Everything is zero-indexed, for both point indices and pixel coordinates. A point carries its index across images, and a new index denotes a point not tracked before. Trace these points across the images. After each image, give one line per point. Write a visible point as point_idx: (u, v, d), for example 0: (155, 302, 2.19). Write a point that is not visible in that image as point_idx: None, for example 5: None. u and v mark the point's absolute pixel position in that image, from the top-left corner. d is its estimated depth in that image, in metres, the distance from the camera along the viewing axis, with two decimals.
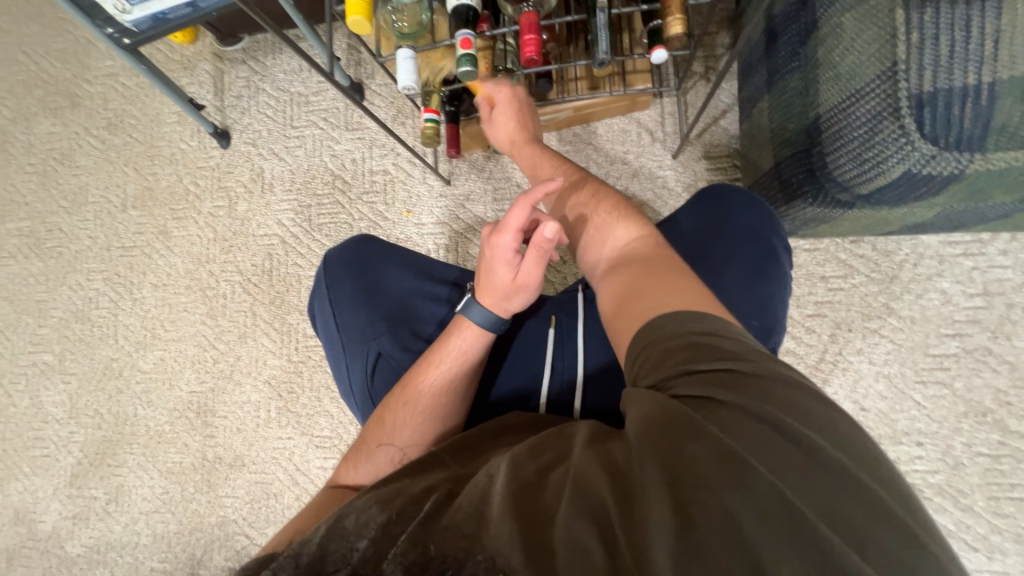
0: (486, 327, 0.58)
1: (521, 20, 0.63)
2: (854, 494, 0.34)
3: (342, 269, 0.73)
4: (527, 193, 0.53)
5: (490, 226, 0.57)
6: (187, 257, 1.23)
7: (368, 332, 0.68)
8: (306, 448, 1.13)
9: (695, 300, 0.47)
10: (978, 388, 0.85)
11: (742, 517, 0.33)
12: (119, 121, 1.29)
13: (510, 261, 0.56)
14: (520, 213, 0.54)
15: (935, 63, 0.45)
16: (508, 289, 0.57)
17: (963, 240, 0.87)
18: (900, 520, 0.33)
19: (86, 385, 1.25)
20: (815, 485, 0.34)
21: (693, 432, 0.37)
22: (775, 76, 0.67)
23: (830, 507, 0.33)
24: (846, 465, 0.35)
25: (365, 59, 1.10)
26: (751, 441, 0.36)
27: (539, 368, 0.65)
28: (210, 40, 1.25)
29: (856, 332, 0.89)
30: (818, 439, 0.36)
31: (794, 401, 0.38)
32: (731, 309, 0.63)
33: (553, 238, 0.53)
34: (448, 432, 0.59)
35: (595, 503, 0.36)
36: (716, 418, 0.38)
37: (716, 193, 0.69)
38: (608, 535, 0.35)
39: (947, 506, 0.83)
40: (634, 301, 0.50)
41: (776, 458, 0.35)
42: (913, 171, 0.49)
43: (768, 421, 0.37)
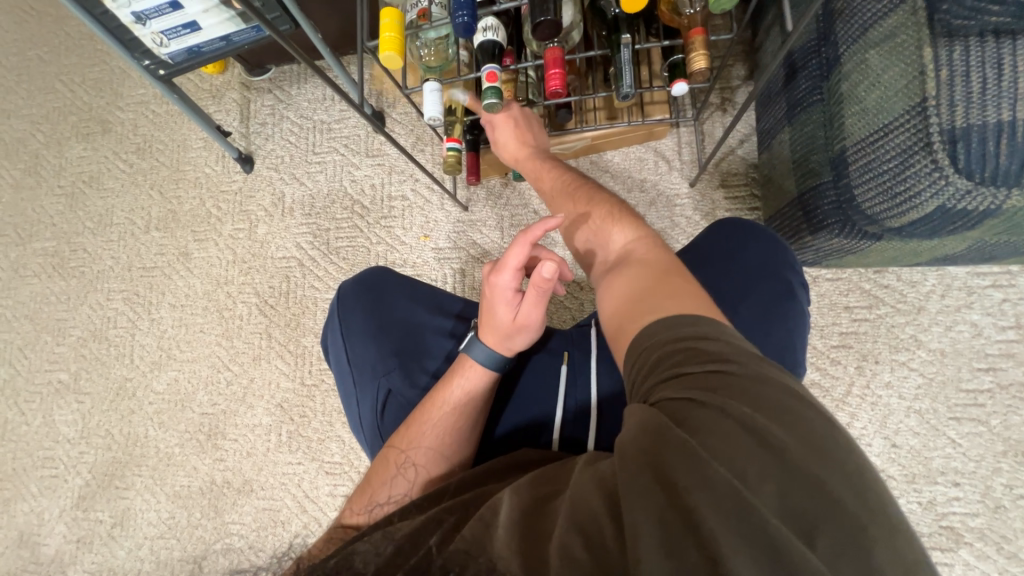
0: (489, 366, 0.58)
1: (546, 55, 0.65)
2: (821, 498, 0.31)
3: (354, 301, 0.73)
4: (527, 231, 0.52)
5: (490, 264, 0.56)
6: (205, 278, 1.25)
7: (379, 368, 0.68)
8: (316, 474, 1.11)
9: (681, 304, 0.45)
10: (1016, 426, 0.81)
11: (707, 521, 0.31)
12: (148, 146, 1.33)
13: (509, 300, 0.55)
14: (519, 251, 0.53)
15: (967, 99, 0.45)
16: (509, 329, 0.56)
17: (991, 271, 0.85)
18: (869, 527, 0.31)
19: (99, 405, 1.25)
20: (787, 491, 0.32)
21: (666, 437, 0.35)
22: (795, 109, 0.68)
23: (799, 512, 0.31)
24: (817, 469, 0.32)
25: (387, 89, 1.14)
26: (725, 445, 0.34)
27: (552, 402, 0.63)
28: (238, 70, 1.30)
29: (884, 364, 0.86)
30: (792, 442, 0.33)
31: (771, 402, 0.36)
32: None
33: (552, 278, 0.51)
34: (457, 467, 0.57)
35: (588, 517, 0.35)
36: (692, 420, 0.35)
37: (729, 226, 0.69)
38: (597, 548, 0.33)
39: (990, 553, 0.79)
40: (628, 309, 0.49)
41: (750, 461, 0.33)
42: (948, 206, 0.49)
43: (744, 423, 0.34)
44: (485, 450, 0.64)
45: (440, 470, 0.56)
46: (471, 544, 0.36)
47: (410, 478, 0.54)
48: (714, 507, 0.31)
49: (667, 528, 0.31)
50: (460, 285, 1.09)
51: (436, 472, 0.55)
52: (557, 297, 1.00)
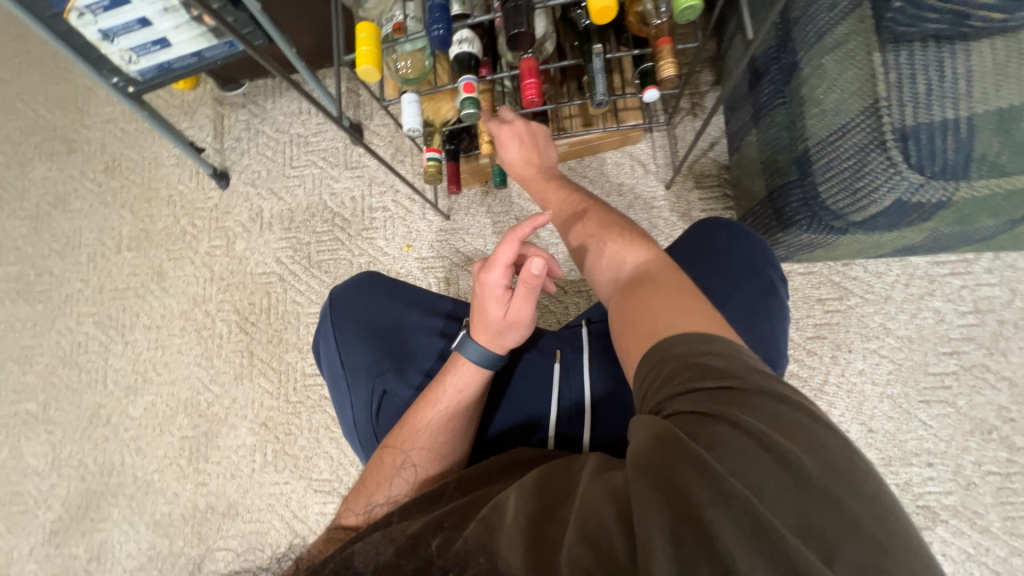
0: (481, 364, 0.58)
1: (521, 66, 0.66)
2: (839, 518, 0.33)
3: (348, 304, 0.73)
4: (516, 229, 0.53)
5: (479, 262, 0.56)
6: (182, 297, 1.22)
7: (373, 370, 0.68)
8: (304, 493, 1.08)
9: (688, 319, 0.47)
10: (981, 405, 0.86)
11: (721, 534, 0.32)
12: (117, 164, 1.30)
13: (499, 297, 0.55)
14: (509, 248, 0.54)
15: (915, 99, 0.48)
16: (500, 326, 0.57)
17: (950, 260, 0.89)
18: (888, 547, 0.32)
19: (71, 434, 1.20)
20: (799, 504, 0.33)
21: (680, 449, 0.36)
22: (760, 112, 0.71)
23: (816, 528, 0.32)
24: (830, 484, 0.34)
25: (364, 101, 1.14)
26: (739, 459, 0.35)
27: (545, 402, 0.64)
28: (210, 86, 1.28)
29: (857, 352, 0.90)
30: (805, 459, 0.35)
31: (781, 419, 0.37)
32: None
33: (540, 274, 0.52)
34: (452, 467, 0.57)
35: (597, 529, 0.35)
36: (706, 435, 0.37)
37: (713, 226, 0.72)
38: (607, 556, 0.34)
39: (965, 529, 0.82)
40: (639, 325, 0.50)
41: (766, 479, 0.34)
42: (904, 199, 0.52)
43: (757, 438, 0.36)
44: (478, 452, 0.64)
45: (438, 470, 0.56)
46: (473, 544, 0.38)
47: (409, 480, 0.54)
48: (729, 519, 0.32)
49: (681, 539, 0.32)
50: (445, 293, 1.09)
51: (431, 473, 0.55)
52: (542, 301, 1.02)
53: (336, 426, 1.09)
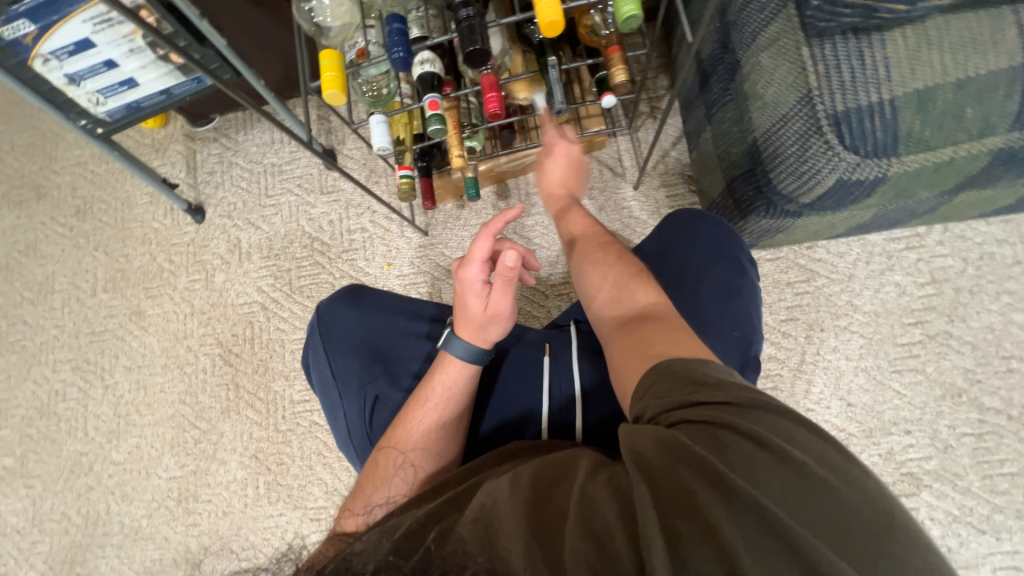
0: (469, 360, 0.59)
1: (482, 81, 0.70)
2: (839, 509, 0.35)
3: (335, 314, 0.74)
4: (488, 224, 0.56)
5: (457, 260, 0.59)
6: (162, 335, 1.20)
7: (365, 377, 0.69)
8: (300, 523, 1.06)
9: (687, 345, 0.48)
10: (949, 370, 0.90)
11: (725, 532, 0.34)
12: (89, 207, 1.29)
13: (479, 292, 0.58)
14: (484, 244, 0.57)
15: (842, 88, 0.53)
16: (482, 320, 0.58)
17: (903, 235, 0.95)
18: (883, 530, 0.35)
19: (52, 486, 1.16)
20: (803, 500, 0.35)
21: (687, 454, 0.38)
22: (712, 110, 0.76)
23: (817, 519, 0.35)
24: (832, 481, 0.36)
25: (335, 127, 1.17)
26: (745, 464, 0.37)
27: (536, 396, 0.65)
28: (180, 122, 1.29)
29: (829, 330, 0.94)
30: (807, 459, 0.37)
31: (785, 427, 0.39)
32: (714, 323, 0.66)
33: (515, 266, 0.54)
34: (447, 464, 0.58)
35: (598, 522, 0.37)
36: (712, 441, 0.38)
37: (680, 219, 0.75)
38: (608, 552, 0.35)
39: (948, 491, 0.86)
40: (636, 345, 0.51)
41: (768, 475, 0.36)
42: (844, 178, 0.56)
43: (762, 441, 0.38)
44: (472, 453, 0.65)
45: (432, 469, 0.57)
46: (471, 539, 0.38)
47: (406, 480, 0.55)
48: (735, 518, 0.35)
49: (691, 541, 0.34)
50: None
51: (426, 470, 0.56)
52: (525, 307, 1.04)
53: (328, 451, 1.08)
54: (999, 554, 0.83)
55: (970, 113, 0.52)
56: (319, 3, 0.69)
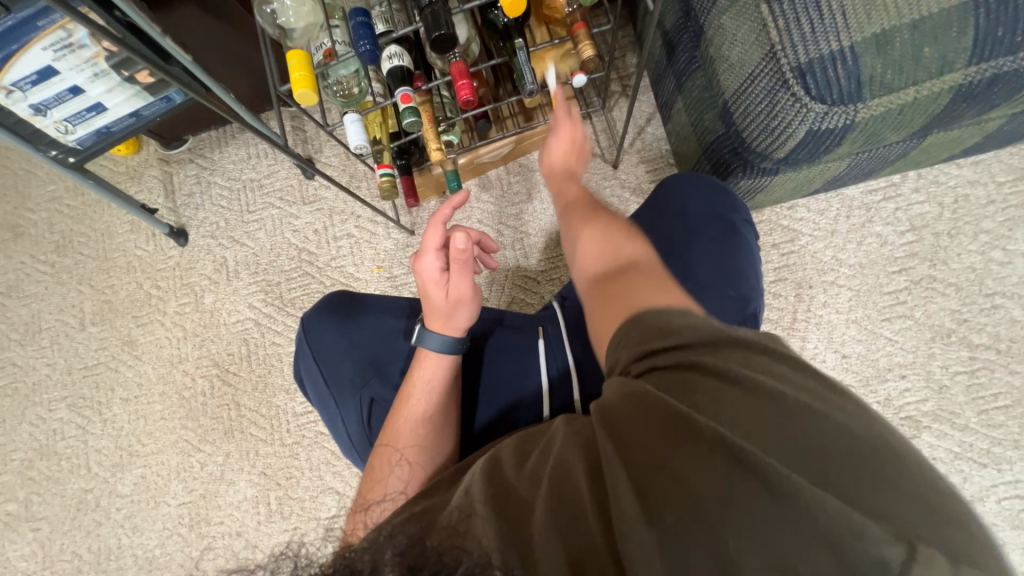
0: (444, 351, 0.61)
1: (453, 70, 0.70)
2: (823, 432, 0.36)
3: (318, 322, 0.73)
4: (436, 213, 0.60)
5: (413, 254, 0.62)
6: (157, 362, 1.19)
7: (358, 381, 0.69)
8: (316, 534, 1.06)
9: (660, 295, 0.48)
10: (937, 312, 0.92)
11: (693, 479, 0.35)
12: (68, 242, 1.27)
13: (437, 281, 0.60)
14: (436, 233, 0.61)
15: (803, 40, 0.54)
16: (447, 309, 0.61)
17: (880, 186, 0.97)
18: (863, 448, 0.35)
19: (60, 526, 1.14)
20: (776, 433, 0.36)
21: (653, 408, 0.39)
22: (682, 79, 0.77)
23: (798, 447, 0.35)
24: (807, 402, 0.37)
25: (311, 136, 1.16)
26: (716, 403, 0.38)
27: (532, 377, 0.65)
28: (153, 147, 1.28)
29: (817, 287, 0.95)
30: (781, 388, 0.38)
31: (761, 362, 0.40)
32: (705, 279, 0.67)
33: (466, 247, 0.58)
34: (445, 451, 0.58)
35: (568, 492, 0.39)
36: (682, 383, 0.40)
37: (670, 184, 0.75)
38: (577, 519, 0.37)
39: (947, 430, 0.88)
40: (610, 301, 0.51)
41: (741, 414, 0.37)
42: (815, 128, 0.57)
43: (732, 377, 0.39)
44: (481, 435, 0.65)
45: (429, 458, 0.57)
46: (462, 519, 0.38)
47: (404, 477, 0.55)
48: (705, 459, 0.36)
49: (664, 485, 0.36)
50: None
51: (419, 462, 0.56)
52: (518, 295, 1.04)
53: (337, 459, 1.08)
54: (1002, 486, 0.85)
55: (928, 51, 0.53)
56: (280, 5, 0.69)
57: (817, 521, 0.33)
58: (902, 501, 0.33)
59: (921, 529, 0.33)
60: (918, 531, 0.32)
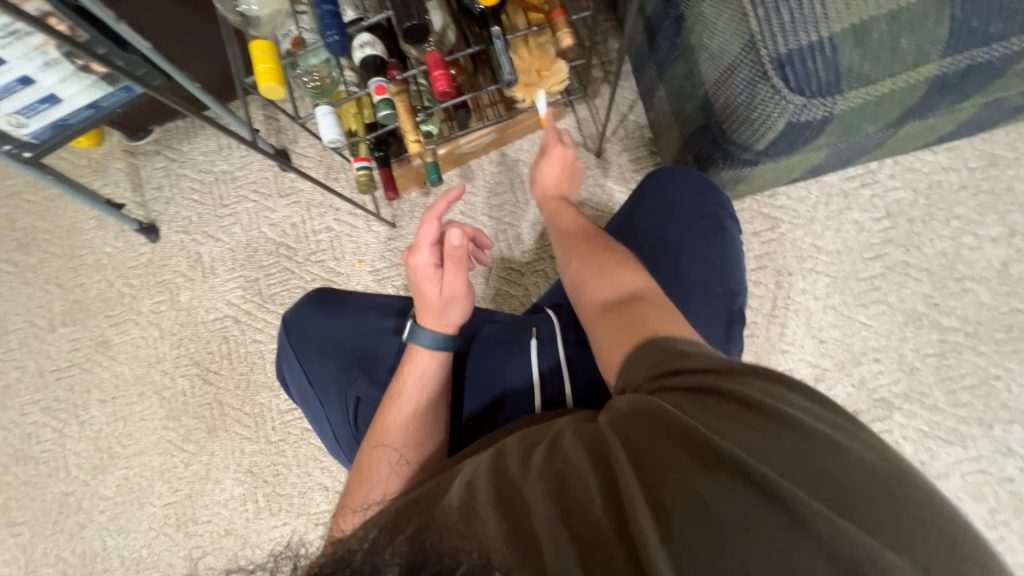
0: (435, 348, 0.60)
1: (427, 60, 0.68)
2: (832, 458, 0.37)
3: (302, 322, 0.72)
4: (430, 209, 0.60)
5: (406, 249, 0.63)
6: (134, 362, 1.16)
7: (343, 381, 0.68)
8: (305, 529, 1.06)
9: (668, 320, 0.51)
10: (909, 297, 0.94)
11: (708, 494, 0.36)
12: (31, 239, 1.22)
13: (431, 276, 0.61)
14: (430, 229, 0.61)
15: (782, 29, 0.53)
16: (440, 305, 0.61)
17: (858, 173, 0.98)
18: (870, 474, 0.37)
19: (42, 530, 1.12)
20: (789, 457, 0.37)
21: (670, 424, 0.40)
22: (663, 66, 0.76)
23: (810, 473, 0.37)
24: (811, 425, 0.39)
25: (285, 125, 1.12)
26: (733, 425, 0.40)
27: (521, 376, 0.64)
28: (117, 137, 1.22)
29: (796, 274, 0.97)
30: (795, 415, 0.40)
31: (776, 390, 0.42)
32: (695, 280, 0.68)
33: (460, 243, 0.59)
34: (437, 446, 0.59)
35: (578, 494, 0.37)
36: (703, 406, 0.41)
37: (662, 177, 0.74)
38: (580, 514, 0.36)
39: (917, 410, 0.91)
40: (620, 323, 0.53)
41: (760, 436, 0.39)
42: (793, 120, 0.57)
43: (752, 405, 0.40)
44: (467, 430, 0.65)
45: (422, 452, 0.57)
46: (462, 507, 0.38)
47: (400, 477, 0.55)
48: (724, 480, 0.36)
49: (682, 503, 0.35)
50: None
51: (417, 458, 0.57)
52: (502, 287, 1.03)
53: (325, 455, 1.08)
54: (966, 461, 0.89)
55: (904, 42, 0.53)
56: None
57: (827, 543, 0.33)
58: (905, 527, 0.35)
59: (925, 558, 0.34)
60: (918, 556, 0.34)
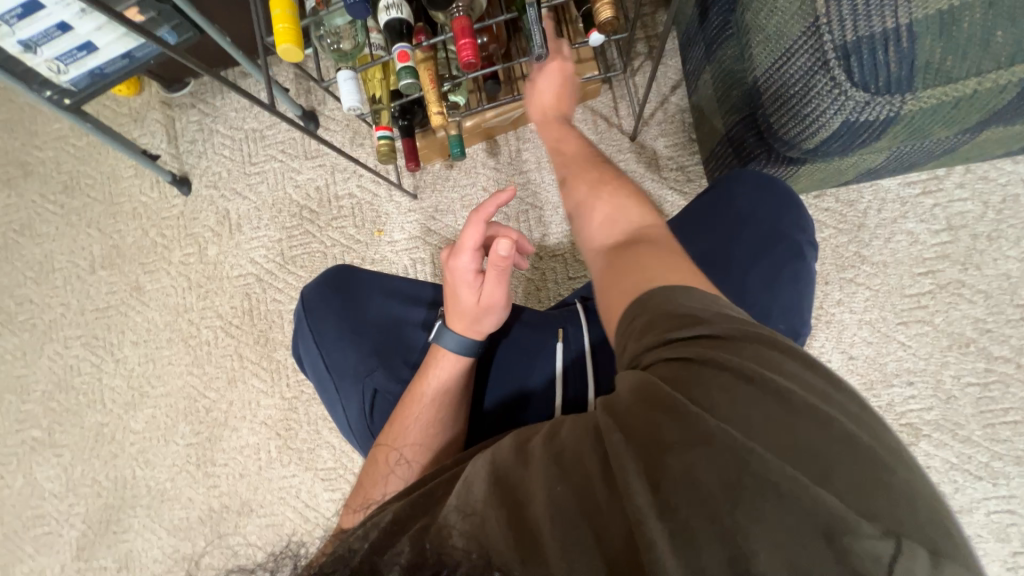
0: (461, 352, 0.60)
1: (454, 26, 0.64)
2: (831, 436, 0.35)
3: (323, 307, 0.72)
4: (478, 210, 0.56)
5: (448, 248, 0.59)
6: (164, 309, 1.22)
7: (361, 370, 0.68)
8: (312, 483, 1.11)
9: (674, 272, 0.46)
10: (958, 320, 0.87)
11: (704, 476, 0.34)
12: (76, 183, 1.27)
13: (470, 282, 0.58)
14: (475, 231, 0.56)
15: (854, 12, 0.47)
16: (476, 312, 0.58)
17: (920, 179, 0.89)
18: (869, 455, 0.34)
19: (79, 454, 1.21)
20: (790, 437, 0.34)
21: (665, 403, 0.37)
22: (712, 47, 0.70)
23: (810, 453, 0.34)
24: (811, 401, 0.36)
25: (314, 86, 1.11)
26: (730, 399, 0.36)
27: (539, 377, 0.64)
28: (155, 88, 1.24)
29: (834, 283, 0.90)
30: (791, 387, 0.37)
31: (772, 358, 0.39)
32: (761, 307, 0.63)
33: (508, 255, 0.54)
34: (449, 443, 0.59)
35: (579, 482, 0.36)
36: (693, 378, 0.38)
37: (741, 182, 0.67)
38: (585, 505, 0.35)
39: (947, 441, 0.85)
40: (617, 277, 0.49)
41: (758, 413, 0.36)
42: (852, 119, 0.51)
43: (745, 375, 0.37)
44: (478, 425, 0.66)
45: (434, 449, 0.57)
46: (462, 503, 0.37)
47: (408, 472, 0.55)
48: (714, 458, 0.34)
49: (678, 486, 0.34)
50: (423, 274, 1.09)
51: (429, 452, 0.57)
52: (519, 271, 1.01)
53: None
54: (994, 499, 0.83)
55: (1000, 36, 0.46)
56: None
57: (822, 522, 0.31)
58: (906, 508, 0.33)
59: (911, 530, 0.32)
60: (907, 528, 0.32)
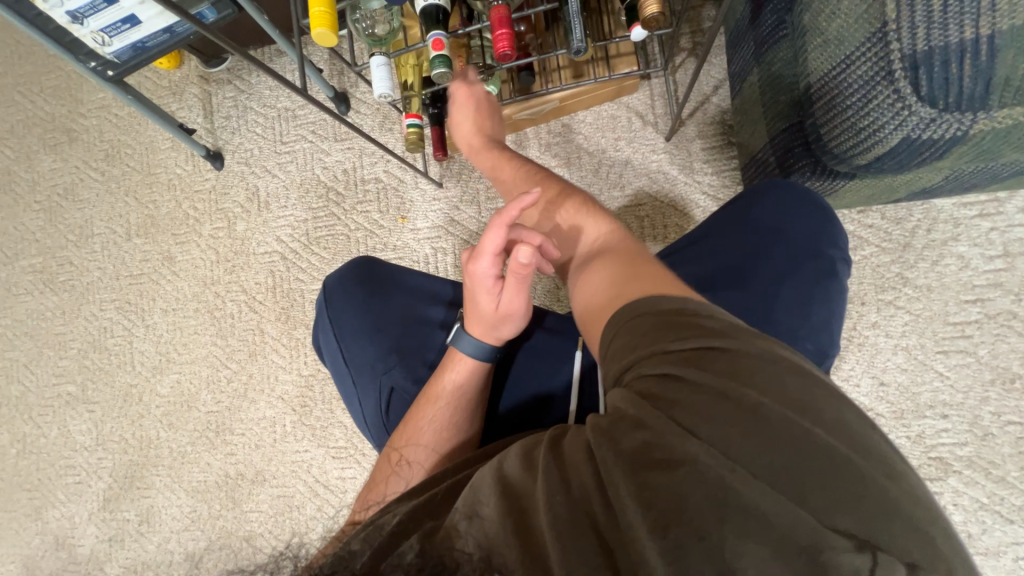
0: (477, 356, 0.59)
1: (492, 15, 0.62)
2: (813, 452, 0.33)
3: (345, 300, 0.73)
4: (501, 214, 0.52)
5: (467, 252, 0.56)
6: (192, 280, 1.25)
7: (380, 366, 0.68)
8: (323, 459, 1.14)
9: (653, 282, 0.47)
10: (1004, 353, 0.81)
11: (689, 495, 0.32)
12: (116, 152, 1.31)
13: (490, 288, 0.55)
14: (496, 235, 0.53)
15: (928, 18, 0.43)
16: (494, 319, 0.57)
17: (978, 201, 0.83)
18: (854, 472, 0.32)
19: (109, 412, 1.27)
20: (773, 454, 0.33)
21: (648, 419, 0.36)
22: (763, 48, 0.66)
23: (792, 470, 0.32)
24: (792, 415, 0.34)
25: (347, 68, 1.11)
26: (712, 414, 0.35)
27: (553, 381, 0.64)
28: (195, 63, 1.26)
29: (870, 305, 0.85)
30: (770, 401, 0.35)
31: (751, 367, 0.37)
32: (784, 332, 0.59)
33: (529, 263, 0.51)
34: (459, 446, 0.59)
35: (577, 495, 0.35)
36: (673, 393, 0.37)
37: (775, 195, 0.64)
38: (582, 522, 0.33)
39: (979, 479, 0.80)
40: (605, 293, 0.50)
41: (738, 429, 0.34)
42: (913, 137, 0.48)
43: (727, 386, 0.36)
44: (490, 427, 0.65)
45: (444, 450, 0.57)
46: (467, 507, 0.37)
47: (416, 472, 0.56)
48: (699, 475, 0.32)
49: (664, 505, 0.32)
50: (443, 263, 1.08)
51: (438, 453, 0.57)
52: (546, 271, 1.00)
53: None
54: None
55: None
56: None
57: (808, 546, 0.30)
58: (894, 530, 0.31)
59: (893, 544, 0.30)
60: (891, 547, 0.30)
